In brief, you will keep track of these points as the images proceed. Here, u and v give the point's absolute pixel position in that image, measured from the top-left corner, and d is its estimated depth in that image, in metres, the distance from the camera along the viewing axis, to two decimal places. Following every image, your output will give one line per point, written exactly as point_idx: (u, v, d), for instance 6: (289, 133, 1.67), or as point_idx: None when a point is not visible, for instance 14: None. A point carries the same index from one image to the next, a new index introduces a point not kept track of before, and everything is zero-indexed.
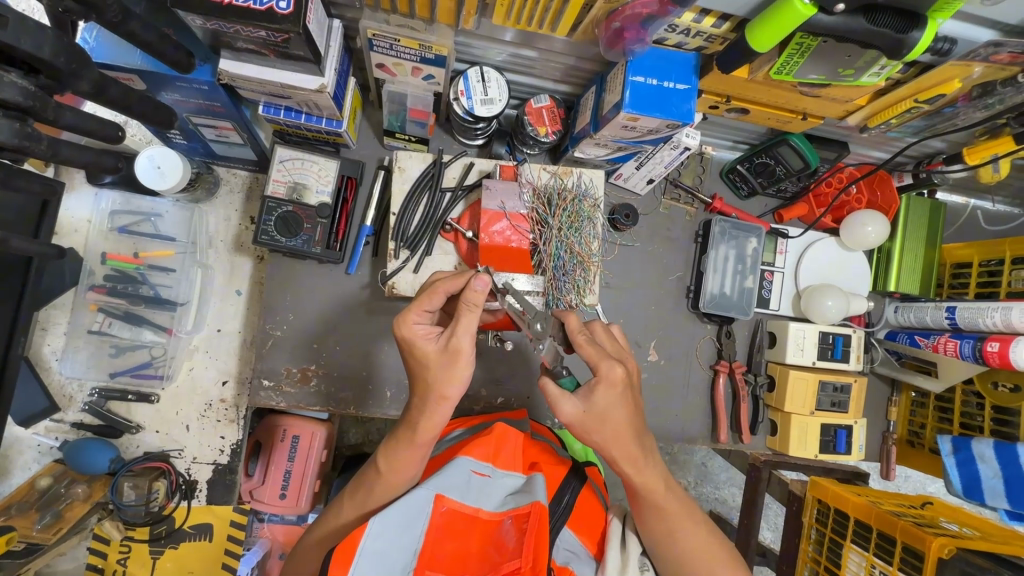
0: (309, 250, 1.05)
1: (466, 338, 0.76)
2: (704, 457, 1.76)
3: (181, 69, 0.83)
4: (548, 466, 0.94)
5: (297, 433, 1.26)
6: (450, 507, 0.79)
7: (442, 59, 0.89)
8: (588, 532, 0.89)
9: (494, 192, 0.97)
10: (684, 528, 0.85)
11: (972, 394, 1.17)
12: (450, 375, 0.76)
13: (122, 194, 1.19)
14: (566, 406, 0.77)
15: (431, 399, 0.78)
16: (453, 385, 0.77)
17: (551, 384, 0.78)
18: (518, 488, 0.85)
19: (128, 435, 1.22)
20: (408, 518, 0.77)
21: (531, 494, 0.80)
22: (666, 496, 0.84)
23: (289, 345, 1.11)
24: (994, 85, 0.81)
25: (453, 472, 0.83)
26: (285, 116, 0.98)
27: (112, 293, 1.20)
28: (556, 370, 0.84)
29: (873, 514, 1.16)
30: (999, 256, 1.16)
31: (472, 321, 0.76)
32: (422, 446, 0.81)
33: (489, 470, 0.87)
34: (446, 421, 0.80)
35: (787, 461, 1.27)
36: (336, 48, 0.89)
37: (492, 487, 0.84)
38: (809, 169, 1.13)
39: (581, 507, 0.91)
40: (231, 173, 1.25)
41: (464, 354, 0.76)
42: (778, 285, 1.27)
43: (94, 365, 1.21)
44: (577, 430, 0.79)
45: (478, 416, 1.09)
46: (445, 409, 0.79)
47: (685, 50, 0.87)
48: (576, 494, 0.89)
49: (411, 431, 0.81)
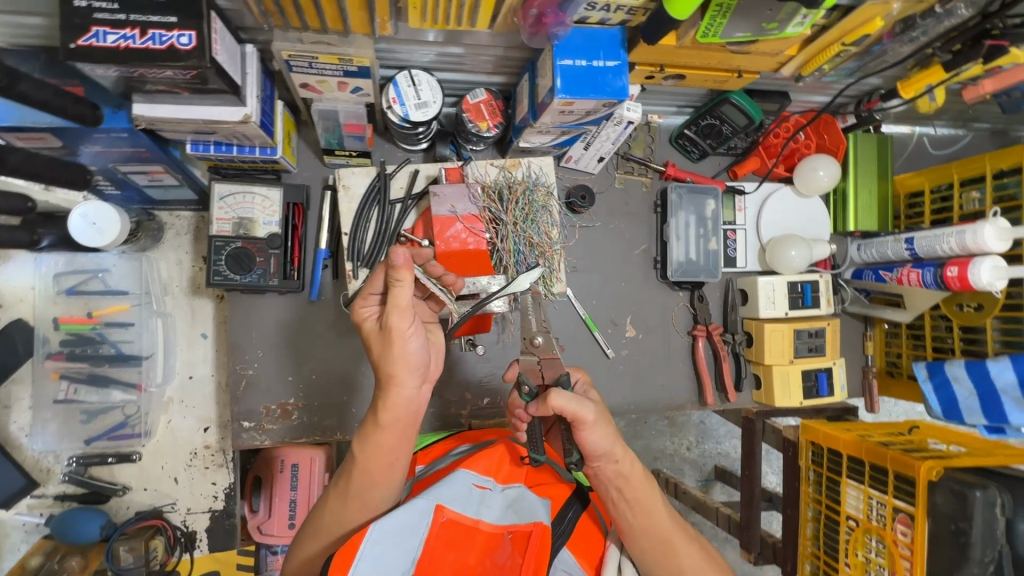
0: (266, 284, 1.03)
1: (396, 316, 0.74)
2: (701, 416, 1.81)
3: (88, 123, 0.80)
4: (553, 486, 0.91)
5: (295, 461, 1.21)
6: (449, 517, 0.79)
7: (366, 70, 0.86)
8: (588, 555, 0.88)
9: (444, 197, 0.94)
10: (682, 547, 0.83)
11: (940, 318, 1.20)
12: (389, 351, 0.75)
13: (65, 255, 1.14)
14: (586, 407, 0.74)
15: (384, 381, 0.76)
16: (399, 363, 0.75)
17: (563, 398, 0.74)
18: (518, 499, 0.86)
19: (115, 498, 1.19)
20: (409, 524, 0.76)
21: (531, 512, 0.82)
22: (664, 515, 0.82)
23: (264, 383, 1.08)
24: (914, 19, 0.81)
25: (453, 484, 0.83)
26: (216, 151, 0.94)
27: (72, 358, 1.15)
28: (561, 380, 0.80)
29: (865, 449, 1.21)
30: (948, 180, 1.20)
31: (400, 295, 0.74)
32: (382, 423, 0.76)
33: (488, 483, 0.87)
34: (399, 402, 0.76)
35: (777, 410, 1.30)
36: (254, 74, 0.85)
37: (491, 498, 0.85)
38: (754, 124, 1.13)
39: (583, 530, 0.90)
40: (175, 215, 1.21)
41: (396, 328, 0.74)
42: (742, 243, 1.28)
43: (66, 435, 1.16)
44: (585, 429, 0.75)
45: (481, 434, 1.07)
46: (392, 387, 0.75)
47: (609, 25, 0.85)
48: (579, 514, 0.89)
49: (375, 415, 0.77)
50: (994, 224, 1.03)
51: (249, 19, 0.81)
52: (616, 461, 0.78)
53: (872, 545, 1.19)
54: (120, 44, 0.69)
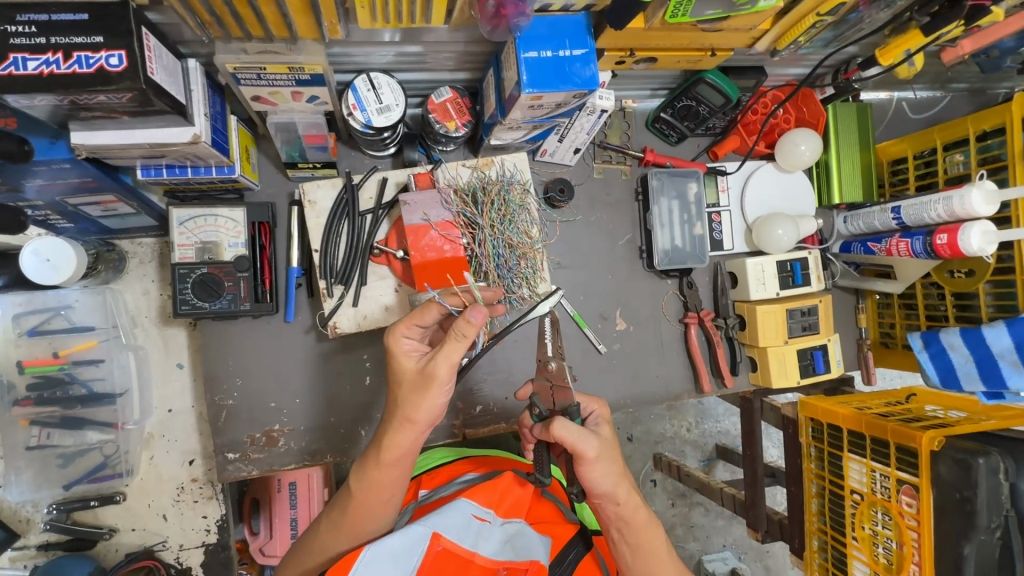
0: (237, 309, 0.98)
1: (443, 366, 0.74)
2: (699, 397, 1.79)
3: (19, 160, 0.73)
4: (557, 524, 0.92)
5: (292, 480, 1.23)
6: (445, 546, 0.81)
7: (319, 78, 0.80)
8: None
9: (415, 205, 0.90)
10: None
11: (932, 286, 1.19)
12: (422, 398, 0.75)
13: (23, 293, 1.07)
14: (588, 443, 0.71)
15: (399, 418, 0.77)
16: (424, 411, 0.76)
17: (566, 427, 0.71)
18: (517, 535, 0.88)
19: (103, 541, 1.14)
20: (404, 548, 0.78)
21: (529, 552, 0.84)
22: (665, 561, 0.83)
23: (246, 412, 1.04)
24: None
25: (453, 513, 0.85)
26: (169, 175, 0.89)
27: (39, 403, 1.08)
28: (570, 411, 0.78)
29: (865, 423, 1.19)
30: (931, 145, 1.17)
31: (454, 350, 0.74)
32: (382, 462, 0.79)
33: (489, 516, 0.87)
34: (404, 442, 0.78)
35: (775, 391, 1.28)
36: (200, 91, 0.80)
37: (490, 532, 0.86)
38: (731, 103, 1.10)
39: (584, 574, 0.89)
40: (136, 243, 1.15)
41: (439, 379, 0.74)
42: (727, 225, 1.25)
43: (44, 482, 1.10)
44: (586, 470, 0.73)
45: (490, 462, 1.09)
46: (406, 429, 0.77)
47: (572, 12, 0.79)
48: (580, 555, 0.89)
49: (377, 452, 0.80)
50: (981, 187, 1.01)
51: (187, 32, 0.75)
52: (619, 505, 0.76)
53: (878, 518, 1.18)
54: (42, 70, 0.63)
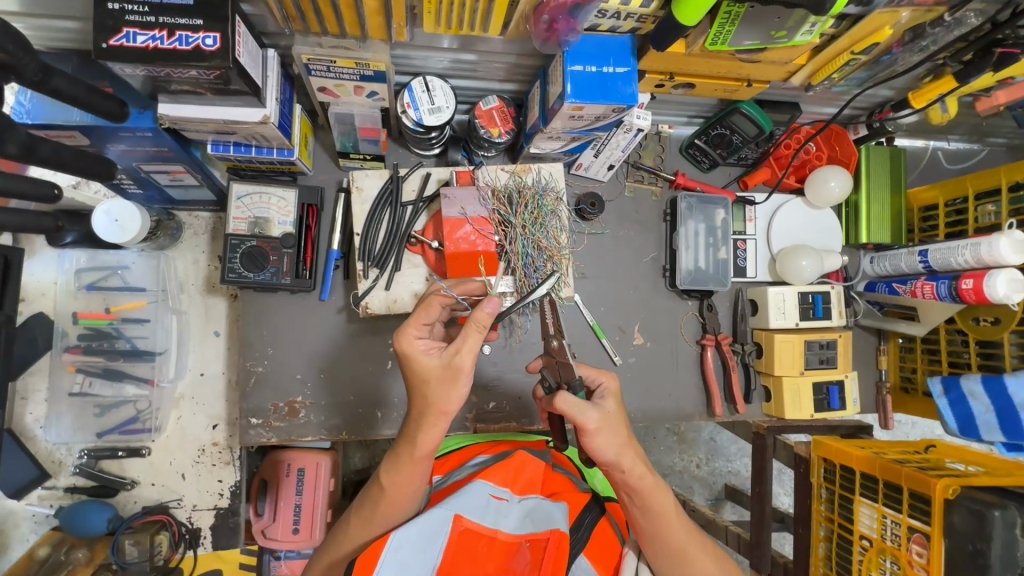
0: (278, 282, 1.05)
1: (467, 355, 0.77)
2: (713, 432, 1.78)
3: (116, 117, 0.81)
4: (570, 494, 1.01)
5: (301, 466, 1.20)
6: (467, 525, 0.87)
7: (381, 74, 0.88)
8: (603, 560, 0.95)
9: (454, 199, 0.95)
10: (698, 556, 0.88)
11: (955, 332, 1.18)
12: (449, 390, 0.77)
13: (87, 251, 1.17)
14: (588, 415, 0.75)
15: (431, 412, 0.79)
16: (452, 401, 0.78)
17: (568, 398, 0.75)
18: (534, 508, 0.94)
19: (123, 492, 1.19)
20: (429, 533, 0.83)
21: (547, 520, 0.90)
22: (676, 524, 0.85)
23: (272, 381, 1.10)
24: (924, 28, 0.78)
25: (472, 495, 0.90)
26: (235, 152, 0.97)
27: (88, 352, 1.17)
28: (573, 385, 0.80)
29: (878, 465, 1.18)
30: (963, 194, 1.19)
31: (474, 342, 0.76)
32: (415, 456, 0.82)
33: (505, 494, 0.95)
34: (436, 433, 0.81)
35: (789, 425, 1.27)
36: (274, 78, 0.88)
37: (508, 508, 0.93)
38: (765, 134, 1.13)
39: (601, 536, 0.98)
40: (193, 216, 1.24)
41: (463, 369, 0.77)
42: (752, 253, 1.28)
43: (80, 427, 1.18)
44: (588, 439, 0.77)
45: (501, 444, 1.16)
46: (439, 418, 0.80)
47: (619, 33, 0.86)
48: (597, 518, 0.98)
49: (409, 447, 0.83)
50: (1010, 237, 1.02)
51: (271, 24, 0.84)
52: (625, 470, 0.79)
53: (886, 566, 1.16)
54: (148, 45, 0.72)
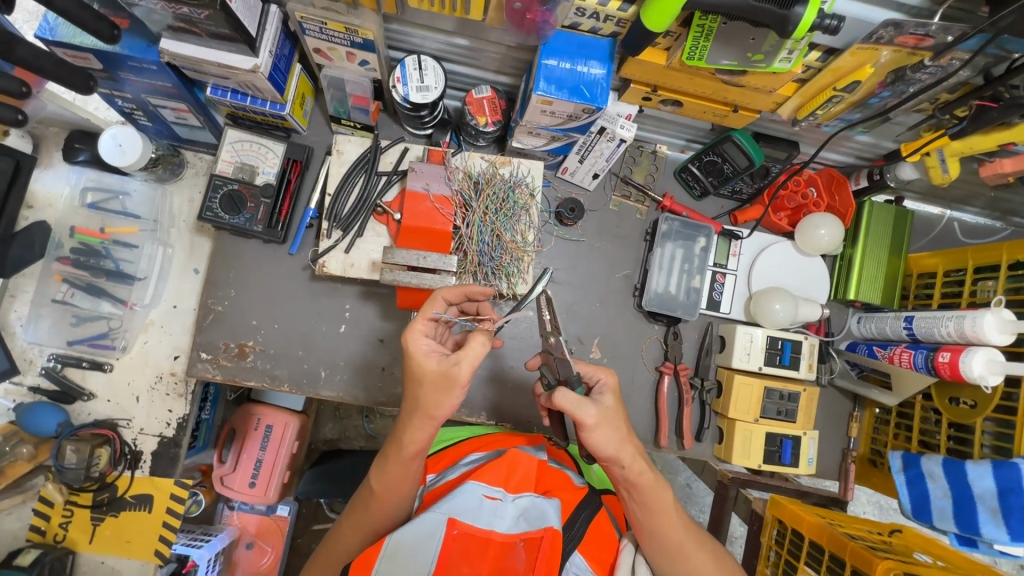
0: (251, 229, 1.09)
1: (465, 367, 0.77)
2: (688, 478, 1.73)
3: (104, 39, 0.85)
4: (563, 491, 0.94)
5: (270, 423, 1.55)
6: (462, 529, 0.81)
7: (370, 43, 0.92)
8: (599, 559, 0.89)
9: (421, 173, 0.98)
10: (696, 555, 0.88)
11: (931, 410, 1.10)
12: (443, 398, 0.79)
13: (95, 172, 1.26)
14: (586, 410, 0.75)
15: (417, 415, 0.82)
16: (442, 408, 0.80)
17: (564, 394, 0.76)
18: (529, 506, 0.87)
19: (80, 402, 1.24)
20: (421, 540, 0.79)
21: (542, 517, 0.84)
22: (676, 522, 0.85)
23: (229, 322, 1.14)
24: (904, 71, 0.76)
25: (463, 496, 0.85)
26: (231, 98, 1.02)
27: (76, 265, 1.25)
28: (573, 380, 0.81)
29: (826, 535, 1.10)
30: (964, 265, 1.11)
31: (478, 352, 0.78)
32: (405, 455, 0.84)
33: (499, 494, 0.88)
34: (426, 434, 0.83)
35: (756, 481, 1.31)
36: (271, 31, 0.93)
37: (503, 508, 0.87)
38: (755, 168, 1.11)
39: (596, 532, 0.91)
40: (198, 157, 1.31)
41: (459, 380, 0.78)
42: (729, 289, 1.23)
43: (56, 332, 1.25)
44: (585, 436, 0.77)
45: (490, 437, 1.09)
46: (429, 423, 0.82)
47: (601, 36, 0.87)
48: (590, 517, 0.90)
49: (399, 449, 0.85)
50: (997, 313, 0.95)
51: None
52: (625, 466, 0.79)
53: None
54: None
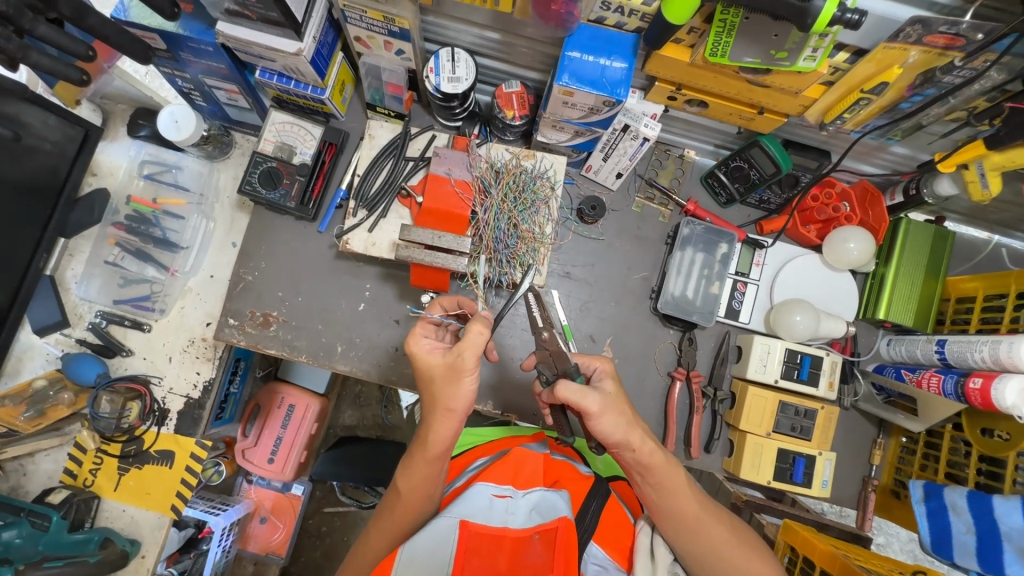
0: (284, 205, 1.15)
1: (469, 355, 0.79)
2: None
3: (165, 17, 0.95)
4: (572, 481, 0.92)
5: (294, 402, 1.62)
6: (476, 529, 0.78)
7: (406, 33, 0.97)
8: (616, 545, 0.87)
9: (444, 159, 1.02)
10: (712, 530, 0.85)
11: (961, 441, 1.04)
12: (456, 388, 0.81)
13: (154, 147, 1.37)
14: (590, 398, 0.75)
15: (437, 409, 0.83)
16: (458, 399, 0.81)
17: (567, 386, 0.76)
18: (539, 500, 0.85)
19: (119, 358, 1.33)
20: (437, 545, 0.77)
21: (554, 509, 0.82)
22: (688, 494, 0.83)
23: (258, 291, 1.20)
24: (935, 73, 0.76)
25: (472, 498, 0.83)
26: (276, 81, 1.10)
27: (128, 230, 1.36)
28: (571, 369, 0.81)
29: (839, 564, 1.01)
30: (1005, 291, 1.05)
31: (478, 340, 0.79)
32: (429, 452, 0.85)
33: (509, 492, 0.86)
34: (447, 431, 0.84)
35: (771, 506, 1.27)
36: (316, 18, 0.99)
37: (515, 505, 0.84)
38: (782, 175, 1.09)
39: (610, 519, 0.89)
40: (246, 138, 1.40)
41: (464, 367, 0.79)
42: (750, 298, 1.21)
43: (105, 290, 1.36)
44: (592, 425, 0.77)
45: (494, 441, 1.08)
46: (448, 418, 0.83)
47: (625, 31, 0.90)
48: (602, 505, 0.88)
49: (423, 449, 0.85)
50: None
51: None
52: (635, 450, 0.79)
53: None
54: None
